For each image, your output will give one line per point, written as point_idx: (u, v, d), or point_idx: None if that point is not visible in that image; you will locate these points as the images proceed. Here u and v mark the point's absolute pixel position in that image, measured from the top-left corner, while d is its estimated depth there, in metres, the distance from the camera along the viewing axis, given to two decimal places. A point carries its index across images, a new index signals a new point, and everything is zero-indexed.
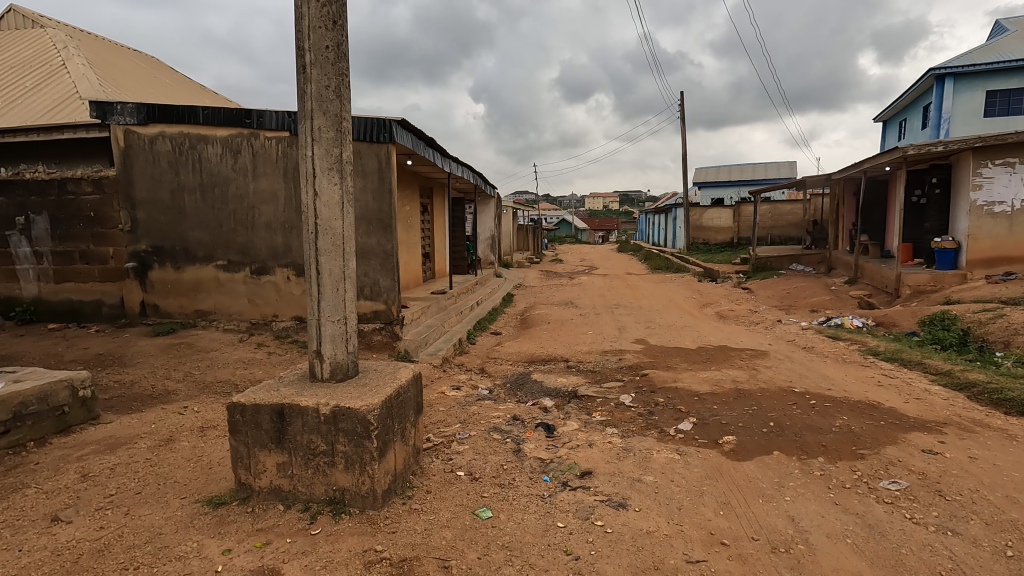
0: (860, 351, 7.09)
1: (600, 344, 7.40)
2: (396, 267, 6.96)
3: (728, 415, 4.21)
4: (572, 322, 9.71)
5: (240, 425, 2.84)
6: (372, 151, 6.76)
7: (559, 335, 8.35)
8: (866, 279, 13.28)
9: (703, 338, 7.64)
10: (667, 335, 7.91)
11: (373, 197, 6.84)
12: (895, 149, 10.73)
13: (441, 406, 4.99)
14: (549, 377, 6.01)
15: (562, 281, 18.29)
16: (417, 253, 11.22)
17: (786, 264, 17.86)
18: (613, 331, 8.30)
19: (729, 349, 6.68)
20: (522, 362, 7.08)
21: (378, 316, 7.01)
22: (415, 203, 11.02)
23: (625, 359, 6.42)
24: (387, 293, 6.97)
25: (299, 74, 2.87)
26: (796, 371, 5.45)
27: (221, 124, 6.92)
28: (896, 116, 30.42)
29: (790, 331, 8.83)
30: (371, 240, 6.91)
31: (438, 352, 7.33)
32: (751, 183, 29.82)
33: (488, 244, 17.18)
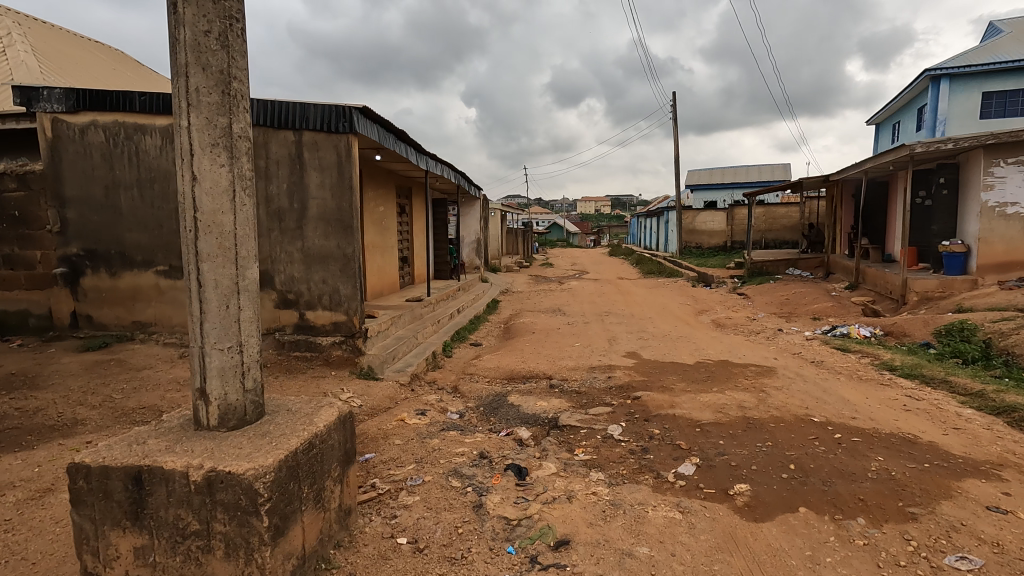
0: (874, 366, 6.39)
1: (588, 358, 6.66)
2: (358, 273, 6.19)
3: (738, 454, 3.47)
4: (559, 331, 8.97)
5: (84, 495, 2.07)
6: (331, 142, 6.00)
7: (543, 347, 7.61)
8: (869, 285, 12.65)
9: (701, 351, 6.93)
10: (662, 348, 7.19)
11: (332, 194, 6.08)
12: (901, 147, 10.11)
13: (398, 439, 4.22)
14: (528, 399, 5.25)
15: (552, 286, 17.56)
16: (393, 257, 10.44)
17: (783, 269, 17.24)
18: (603, 343, 7.57)
19: (732, 365, 5.95)
20: (500, 380, 6.33)
21: (338, 328, 6.25)
22: (390, 204, 10.26)
23: (614, 378, 5.70)
24: (349, 303, 6.20)
25: (168, 13, 2.10)
26: (811, 393, 4.74)
27: (159, 112, 6.12)
28: (890, 119, 30.04)
29: (794, 342, 8.14)
30: (330, 243, 6.14)
31: (406, 367, 6.56)
32: (743, 185, 29.31)
33: (474, 248, 16.45)
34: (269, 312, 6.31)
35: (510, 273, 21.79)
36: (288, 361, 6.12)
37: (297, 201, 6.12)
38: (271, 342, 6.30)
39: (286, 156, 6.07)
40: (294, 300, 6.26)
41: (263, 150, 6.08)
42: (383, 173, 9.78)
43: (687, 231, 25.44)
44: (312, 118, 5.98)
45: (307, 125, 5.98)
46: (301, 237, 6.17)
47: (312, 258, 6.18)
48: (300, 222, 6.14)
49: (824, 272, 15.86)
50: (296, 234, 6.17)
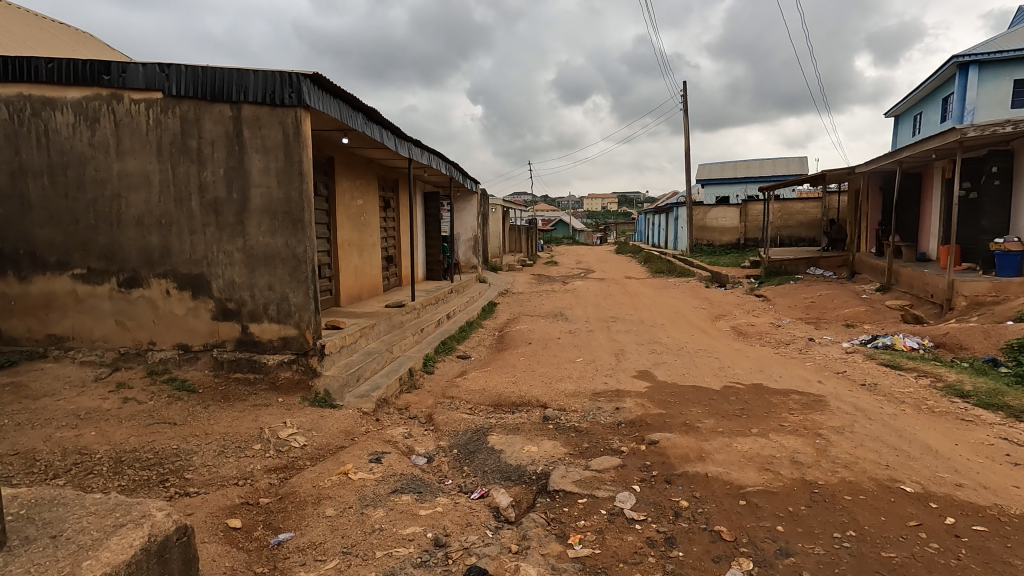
0: (940, 390, 5.25)
1: (591, 380, 5.52)
2: (310, 278, 5.10)
3: (809, 554, 2.35)
4: (558, 342, 7.81)
5: None
6: (275, 118, 4.89)
7: (539, 364, 6.47)
8: (904, 287, 11.43)
9: (728, 370, 5.76)
10: (680, 366, 6.03)
11: (278, 181, 4.97)
12: (950, 131, 8.91)
13: (330, 509, 3.11)
14: (514, 439, 4.13)
15: (555, 287, 16.43)
16: (375, 257, 9.34)
17: (803, 268, 16.07)
18: (608, 359, 6.43)
19: (770, 393, 4.80)
20: (484, 408, 5.20)
21: (288, 344, 5.15)
22: (371, 197, 9.17)
23: (624, 409, 4.59)
24: (300, 313, 5.11)
25: None
26: (884, 437, 3.60)
27: (70, 81, 5.03)
28: (911, 110, 28.54)
29: (832, 357, 6.97)
30: (276, 241, 5.04)
31: (372, 390, 5.46)
32: (757, 180, 28.02)
33: (470, 246, 15.31)
34: (206, 325, 5.23)
35: (511, 272, 20.63)
36: (225, 385, 5.03)
37: (235, 189, 5.02)
38: (209, 361, 5.21)
39: (221, 136, 4.97)
40: (235, 310, 5.18)
41: (194, 128, 4.98)
42: (362, 162, 8.69)
43: (698, 228, 24.18)
44: (252, 89, 4.87)
45: (247, 96, 4.87)
46: (241, 234, 5.07)
47: (255, 260, 5.08)
48: (240, 216, 5.04)
49: (848, 273, 14.65)
50: (236, 231, 5.07)
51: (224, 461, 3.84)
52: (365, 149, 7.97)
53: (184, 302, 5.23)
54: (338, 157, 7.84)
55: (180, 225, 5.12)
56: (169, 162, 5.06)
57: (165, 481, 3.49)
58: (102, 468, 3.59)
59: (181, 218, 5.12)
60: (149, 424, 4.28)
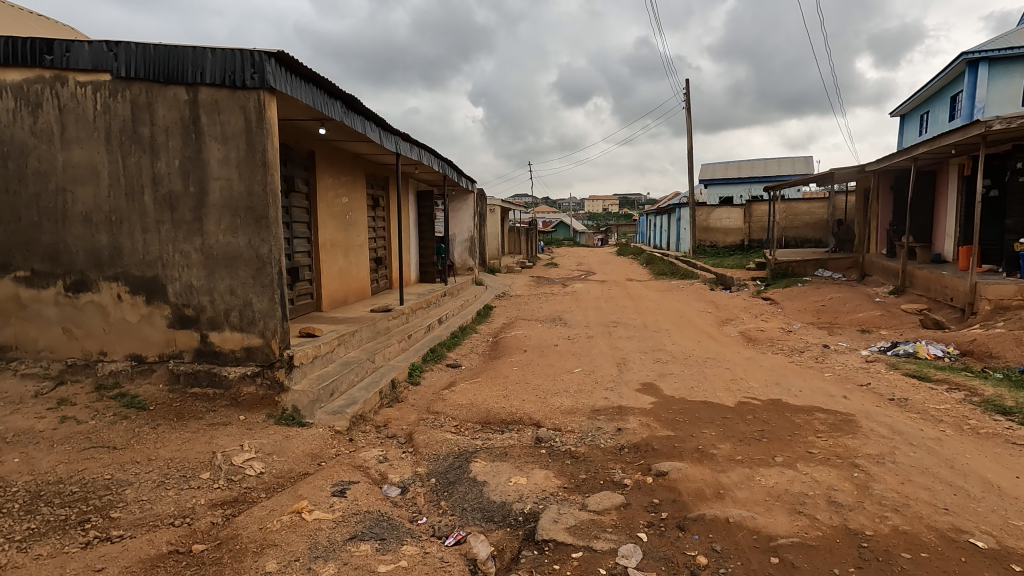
0: (978, 405, 4.70)
1: (590, 395, 4.98)
2: (276, 282, 4.57)
3: None
4: (555, 349, 7.25)
5: None
6: (235, 102, 4.36)
7: (533, 374, 5.92)
8: (920, 289, 10.89)
9: (742, 383, 5.22)
10: (688, 378, 5.48)
11: (239, 173, 4.45)
12: (974, 124, 8.36)
13: (272, 562, 2.57)
14: (500, 467, 3.58)
15: (554, 289, 15.90)
16: (362, 258, 8.83)
17: (811, 270, 15.45)
18: (610, 369, 5.88)
19: (792, 411, 4.26)
20: (470, 427, 4.67)
21: (251, 355, 4.63)
22: (357, 195, 8.66)
23: (626, 430, 4.06)
24: (265, 320, 4.57)
25: None
26: (933, 469, 3.06)
27: (8, 63, 4.51)
28: (919, 108, 27.92)
29: (852, 366, 6.42)
30: (238, 240, 4.51)
31: (348, 405, 4.93)
32: (761, 180, 27.45)
33: (467, 247, 14.77)
34: (162, 334, 4.70)
35: (510, 274, 20.10)
36: (181, 401, 4.49)
37: (192, 182, 4.50)
38: (164, 374, 4.67)
39: (176, 123, 4.45)
40: (193, 317, 4.65)
41: (146, 114, 4.46)
42: (347, 158, 8.18)
43: (701, 229, 23.63)
44: (209, 70, 4.34)
45: (204, 77, 4.34)
46: (199, 231, 4.54)
47: (215, 261, 4.56)
48: (198, 212, 4.52)
49: (859, 275, 14.10)
50: (193, 228, 4.55)
51: (162, 495, 3.31)
52: (349, 143, 7.46)
53: (136, 308, 4.70)
54: (320, 151, 7.33)
55: (132, 222, 4.60)
56: (119, 152, 4.54)
57: (85, 522, 2.96)
58: (13, 506, 3.05)
59: (133, 214, 4.60)
60: (85, 449, 3.74)
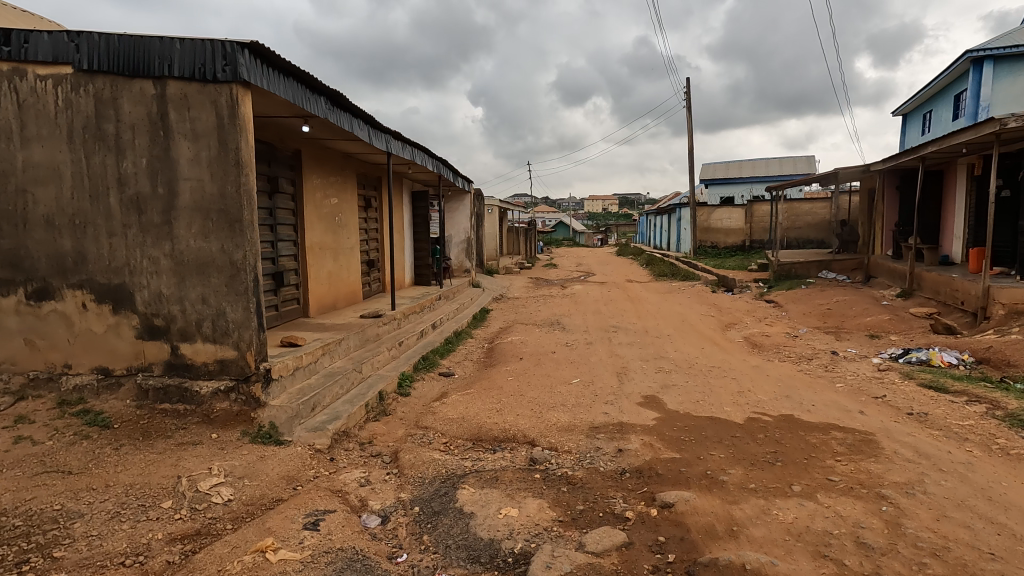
0: (1002, 420, 4.39)
1: (589, 409, 4.66)
2: (251, 290, 4.26)
3: None
4: (553, 357, 6.93)
5: None
6: (205, 96, 4.04)
7: (529, 385, 5.61)
8: (928, 292, 10.58)
9: (750, 396, 4.90)
10: (692, 391, 5.17)
11: (210, 173, 4.13)
12: (988, 122, 8.05)
13: None
14: (490, 494, 3.27)
15: (553, 291, 15.58)
16: (353, 261, 8.53)
17: (815, 272, 15.14)
18: (610, 380, 5.57)
19: (806, 429, 3.95)
20: (460, 444, 4.36)
21: (225, 369, 4.31)
22: (348, 195, 8.36)
23: (628, 450, 3.75)
24: (240, 331, 4.26)
25: None
26: (971, 503, 2.75)
27: None
28: (922, 108, 27.61)
29: (864, 376, 6.10)
30: (210, 245, 4.20)
31: (331, 420, 4.62)
32: (763, 180, 27.15)
33: (463, 248, 14.45)
34: (130, 345, 4.39)
35: (508, 276, 19.78)
36: (148, 418, 4.18)
37: (161, 183, 4.19)
38: (132, 389, 4.36)
39: (143, 119, 4.13)
40: (162, 327, 4.33)
41: (111, 109, 4.15)
42: (336, 157, 7.88)
43: (702, 230, 23.33)
44: (178, 62, 4.02)
45: (172, 70, 4.02)
46: (169, 236, 4.23)
47: (185, 268, 4.24)
48: (167, 215, 4.21)
49: (864, 277, 13.80)
50: (162, 232, 4.23)
51: (114, 529, 2.99)
52: (337, 141, 7.16)
53: (103, 318, 4.39)
54: (307, 150, 7.02)
55: (97, 227, 4.29)
56: (82, 151, 4.23)
57: (23, 564, 2.65)
58: None
59: (98, 217, 4.28)
60: (36, 474, 3.43)
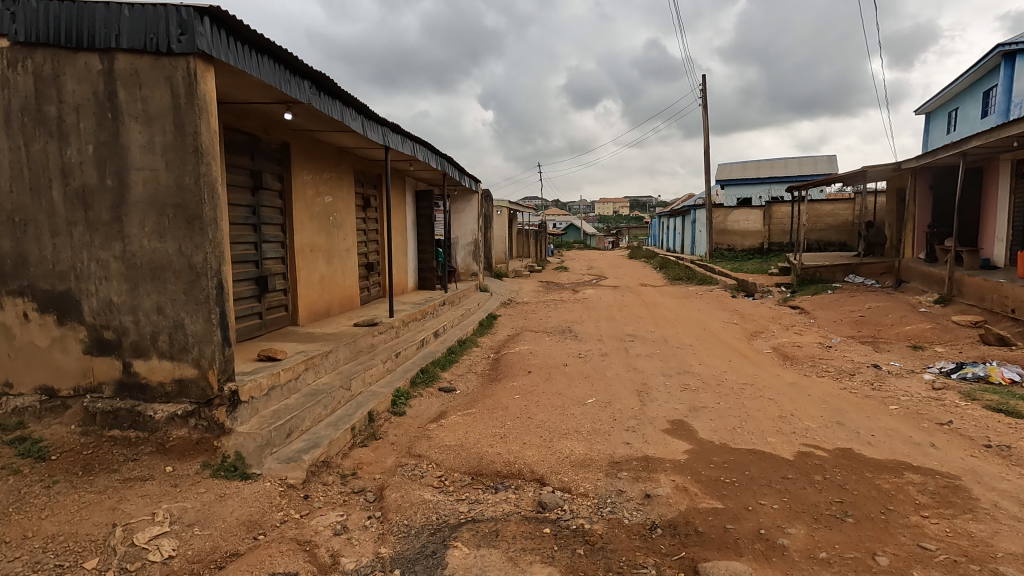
0: None
1: (608, 438, 4.00)
2: (214, 299, 3.65)
3: None
4: (565, 371, 6.26)
5: None
6: (159, 72, 3.45)
7: (537, 406, 4.94)
8: (972, 298, 9.76)
9: (795, 423, 4.20)
10: (726, 414, 4.48)
11: (165, 162, 3.54)
12: None
13: None
14: (488, 558, 2.63)
15: (564, 296, 14.91)
16: (349, 264, 7.95)
17: (841, 276, 14.32)
18: (630, 401, 4.89)
19: (873, 471, 3.25)
20: (457, 480, 3.72)
21: (184, 391, 3.71)
22: (344, 194, 7.78)
23: (657, 495, 3.09)
24: (200, 346, 3.65)
25: None
26: None
27: None
28: (947, 105, 26.57)
29: (918, 396, 5.37)
30: (166, 246, 3.60)
31: (309, 448, 4.00)
32: (781, 181, 26.28)
33: (470, 251, 13.82)
34: (77, 362, 3.80)
35: (518, 280, 19.13)
36: (93, 448, 3.58)
37: (110, 174, 3.60)
38: (79, 413, 3.78)
39: (88, 99, 3.56)
40: (113, 341, 3.74)
41: (52, 89, 3.57)
42: (330, 152, 7.32)
43: (718, 232, 22.52)
44: (126, 31, 3.43)
45: (119, 41, 3.44)
46: (119, 235, 3.64)
47: (138, 272, 3.65)
48: (117, 211, 3.62)
49: (895, 281, 12.98)
50: (112, 231, 3.65)
51: None
52: (329, 134, 6.58)
53: (46, 330, 3.80)
54: (296, 143, 6.45)
55: (38, 225, 3.71)
56: (22, 137, 3.66)
57: None
58: None
59: (40, 214, 3.70)
60: None
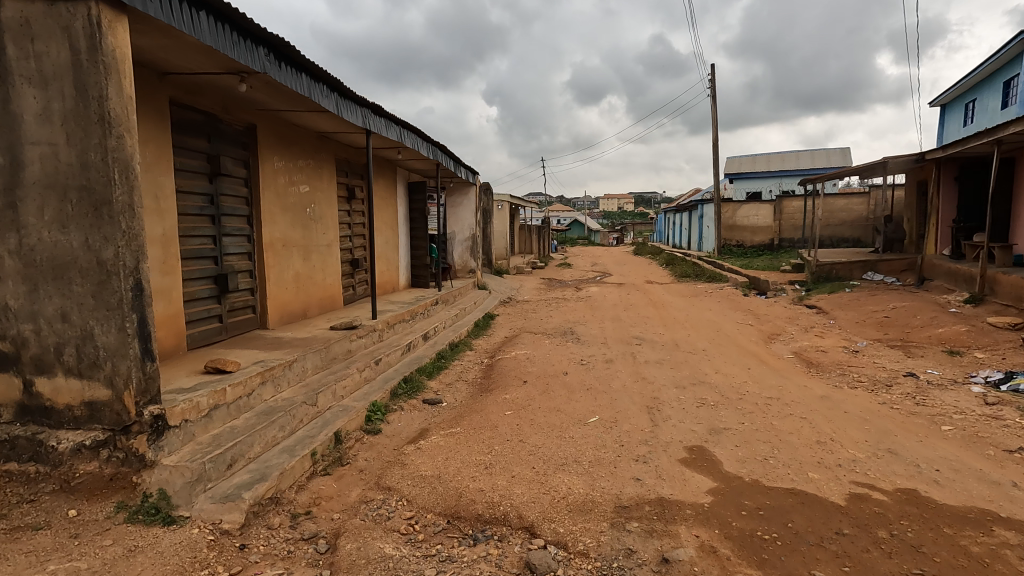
0: None
1: (613, 472, 3.31)
2: (131, 304, 2.98)
3: None
4: (564, 381, 5.56)
5: None
6: (55, 21, 2.77)
7: (530, 426, 4.24)
8: (1008, 297, 8.99)
9: (838, 452, 3.50)
10: (753, 439, 3.78)
11: (65, 133, 2.86)
12: None
13: None
14: None
15: (567, 294, 14.19)
16: (330, 261, 7.26)
17: (859, 273, 13.56)
18: (638, 421, 4.19)
19: (952, 525, 2.56)
20: (429, 525, 3.04)
21: (96, 415, 3.04)
22: (324, 184, 7.11)
23: (677, 559, 2.40)
24: (113, 362, 2.98)
25: None
26: None
27: None
28: (964, 97, 25.70)
29: (972, 413, 4.63)
30: (69, 239, 2.93)
31: (254, 482, 3.32)
32: (791, 175, 25.48)
33: (467, 247, 13.12)
34: None
35: (519, 277, 18.44)
36: None
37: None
38: None
39: None
40: (12, 354, 3.08)
41: None
42: (307, 137, 6.64)
43: (727, 228, 21.74)
44: None
45: None
46: (14, 226, 2.98)
47: (37, 271, 2.99)
48: (10, 196, 2.95)
49: (918, 279, 12.20)
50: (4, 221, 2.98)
51: None
52: (301, 115, 5.90)
53: None
54: (264, 125, 5.78)
55: None
56: None
57: None
58: None
59: None
60: None
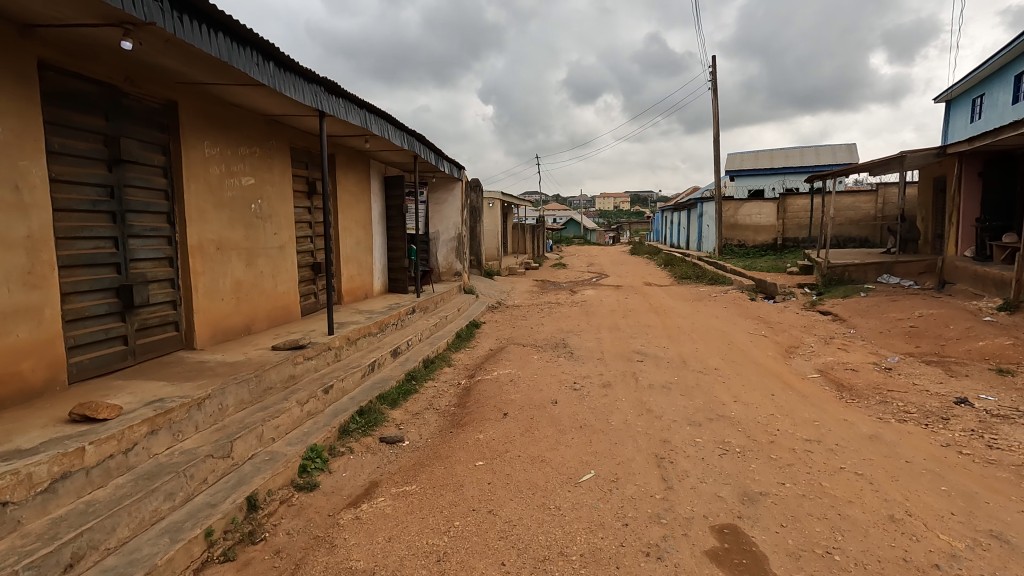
0: None
1: None
2: None
3: None
4: (552, 415, 4.56)
5: None
6: None
7: (505, 489, 3.24)
8: None
9: (928, 541, 2.52)
10: (802, 513, 2.80)
11: None
12: None
13: None
14: None
15: (561, 297, 13.21)
16: (283, 265, 6.23)
17: (873, 276, 12.63)
18: (646, 481, 3.20)
19: None
20: None
21: None
22: (275, 176, 6.08)
23: None
24: None
25: None
26: None
27: None
28: (970, 93, 24.83)
29: None
30: None
31: None
32: (793, 172, 24.58)
33: (453, 247, 12.10)
34: None
35: (510, 278, 17.44)
36: None
37: None
38: None
39: None
40: None
41: None
42: (250, 121, 5.62)
43: (728, 226, 20.81)
44: None
45: None
46: None
47: None
48: None
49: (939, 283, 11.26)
50: None
51: None
52: (236, 90, 4.88)
53: None
54: (188, 102, 4.75)
55: None
56: None
57: None
58: None
59: None
60: None
